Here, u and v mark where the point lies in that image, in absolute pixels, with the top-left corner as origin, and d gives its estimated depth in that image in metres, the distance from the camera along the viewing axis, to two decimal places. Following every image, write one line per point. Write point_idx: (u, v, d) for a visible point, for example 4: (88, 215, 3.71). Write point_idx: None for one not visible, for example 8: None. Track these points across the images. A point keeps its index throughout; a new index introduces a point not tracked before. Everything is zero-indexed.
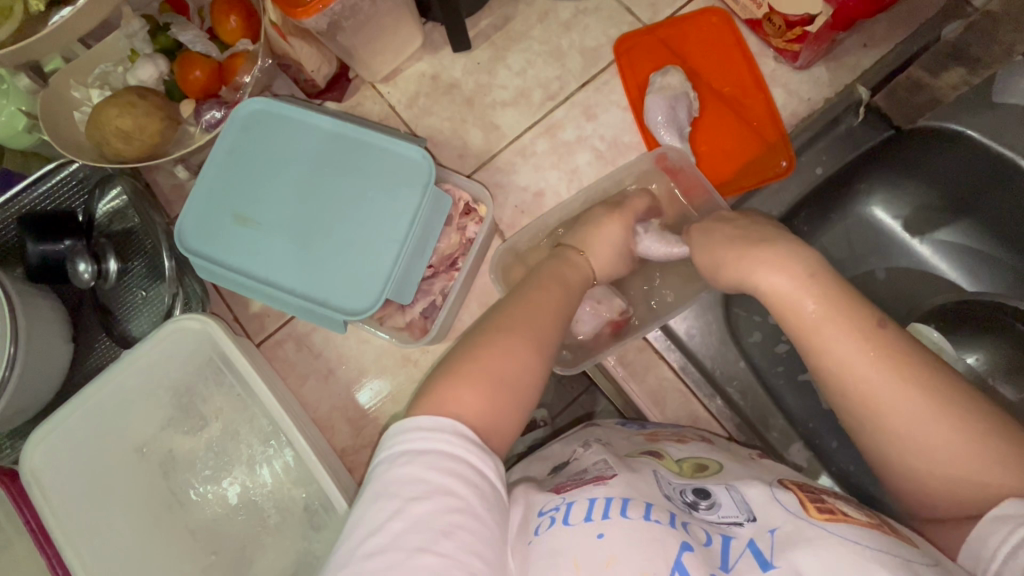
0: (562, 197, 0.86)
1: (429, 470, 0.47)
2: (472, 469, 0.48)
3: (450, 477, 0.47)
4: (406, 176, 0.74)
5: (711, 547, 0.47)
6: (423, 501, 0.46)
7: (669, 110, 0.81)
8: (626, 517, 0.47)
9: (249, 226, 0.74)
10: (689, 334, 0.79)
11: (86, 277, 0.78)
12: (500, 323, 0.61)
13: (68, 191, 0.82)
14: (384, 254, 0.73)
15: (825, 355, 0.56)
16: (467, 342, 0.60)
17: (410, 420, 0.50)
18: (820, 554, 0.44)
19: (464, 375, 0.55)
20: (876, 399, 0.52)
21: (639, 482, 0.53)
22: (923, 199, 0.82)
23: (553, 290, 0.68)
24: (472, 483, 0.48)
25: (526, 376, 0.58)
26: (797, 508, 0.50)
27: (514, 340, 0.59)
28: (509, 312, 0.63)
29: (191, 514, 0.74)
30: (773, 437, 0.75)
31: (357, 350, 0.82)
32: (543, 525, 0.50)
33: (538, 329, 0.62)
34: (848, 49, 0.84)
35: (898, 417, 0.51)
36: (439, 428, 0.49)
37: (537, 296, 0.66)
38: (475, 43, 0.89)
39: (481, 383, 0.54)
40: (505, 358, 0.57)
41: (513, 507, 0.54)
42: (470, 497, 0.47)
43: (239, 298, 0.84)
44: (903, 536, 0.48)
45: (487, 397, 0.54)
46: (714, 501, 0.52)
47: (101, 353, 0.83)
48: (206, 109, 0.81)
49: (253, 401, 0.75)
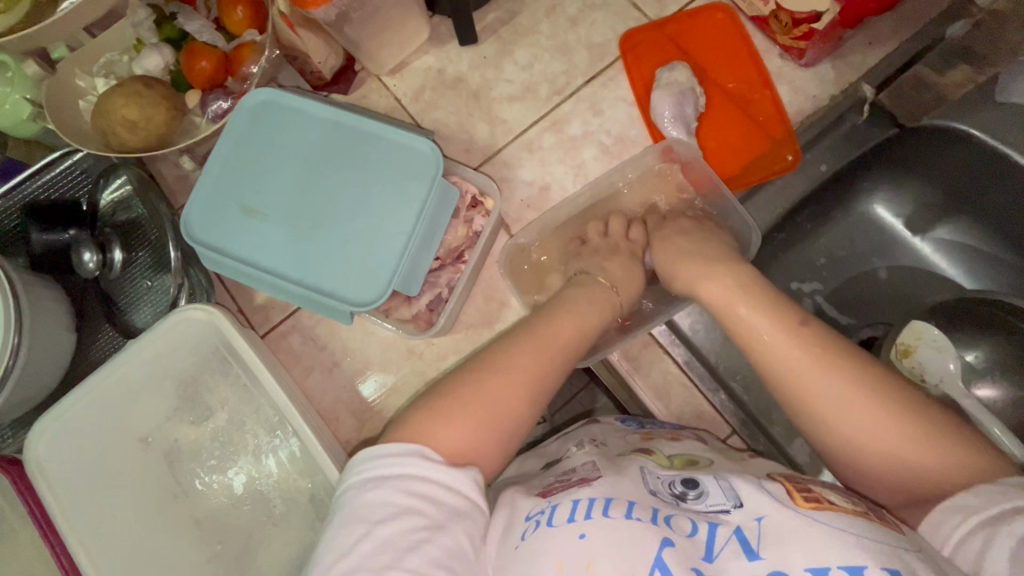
0: (568, 191, 0.86)
1: (395, 491, 0.50)
2: (440, 487, 0.51)
3: (416, 497, 0.50)
4: (413, 167, 0.74)
5: (697, 537, 0.47)
6: (390, 522, 0.48)
7: (676, 105, 0.81)
8: (607, 517, 0.49)
9: (254, 216, 0.74)
10: (694, 330, 0.81)
11: (91, 266, 0.78)
12: (499, 364, 0.60)
13: (72, 180, 0.82)
14: (391, 246, 0.73)
15: (795, 370, 0.58)
16: (466, 376, 0.59)
17: (378, 448, 0.53)
18: (805, 545, 0.45)
19: (444, 408, 0.56)
20: (841, 410, 0.55)
21: (624, 482, 0.53)
22: (924, 197, 0.83)
23: (573, 325, 0.66)
24: (438, 499, 0.50)
25: (516, 426, 0.58)
26: (783, 497, 0.50)
27: (512, 386, 0.58)
28: (516, 351, 0.62)
29: (197, 504, 0.74)
30: (776, 431, 0.78)
31: (362, 342, 0.82)
32: (528, 529, 0.51)
33: (540, 374, 0.61)
34: (855, 47, 0.83)
35: (853, 422, 0.54)
36: (406, 453, 0.52)
37: (547, 336, 0.64)
38: (481, 37, 0.89)
39: (464, 415, 0.55)
40: (497, 401, 0.57)
41: (499, 512, 0.55)
42: (436, 513, 0.49)
43: (243, 290, 0.84)
44: (891, 523, 0.48)
45: (468, 430, 0.55)
46: (703, 491, 0.53)
47: (105, 343, 0.83)
48: (213, 99, 0.81)
49: (258, 393, 0.75)
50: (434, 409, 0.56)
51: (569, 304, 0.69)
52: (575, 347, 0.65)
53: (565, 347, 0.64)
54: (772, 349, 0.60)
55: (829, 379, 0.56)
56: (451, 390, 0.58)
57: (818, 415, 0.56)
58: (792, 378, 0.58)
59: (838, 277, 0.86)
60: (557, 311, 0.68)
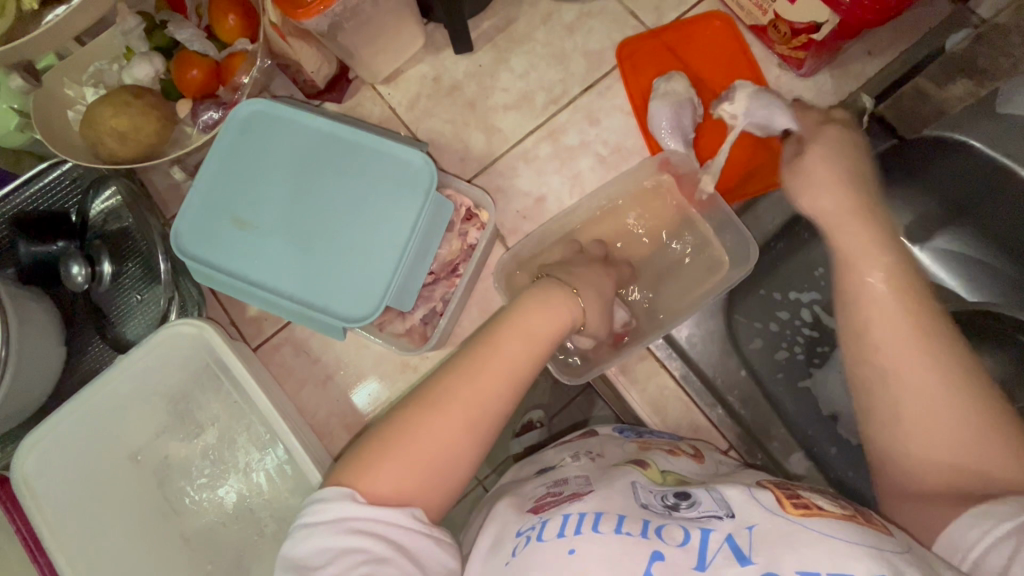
0: (564, 203, 0.85)
1: (334, 533, 0.49)
2: (378, 522, 0.50)
3: (355, 535, 0.49)
4: (404, 179, 0.73)
5: (689, 546, 0.46)
6: (330, 566, 0.47)
7: (674, 117, 0.80)
8: (597, 532, 0.48)
9: (246, 229, 0.73)
10: (690, 342, 0.79)
11: (79, 280, 0.76)
12: (433, 394, 0.57)
13: (62, 191, 0.81)
14: (383, 260, 0.72)
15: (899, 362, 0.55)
16: (404, 407, 0.57)
17: (315, 494, 0.52)
18: (797, 551, 0.44)
19: (386, 453, 0.54)
20: (925, 410, 0.52)
21: (616, 495, 0.53)
22: (923, 208, 0.82)
23: (512, 343, 0.61)
24: (378, 532, 0.49)
25: (455, 458, 0.55)
26: (773, 506, 0.49)
27: (447, 418, 0.55)
28: (459, 372, 0.58)
29: (186, 522, 0.73)
30: (773, 447, 0.76)
31: (356, 355, 0.81)
32: (519, 546, 0.50)
33: (473, 403, 0.56)
34: (854, 57, 0.83)
35: (931, 425, 0.52)
36: (339, 497, 0.51)
37: (484, 362, 0.59)
38: (477, 45, 0.88)
39: (400, 464, 0.53)
40: (428, 434, 0.54)
41: (490, 527, 0.55)
42: (377, 547, 0.48)
43: (236, 302, 0.83)
44: (877, 525, 0.48)
45: (404, 479, 0.53)
46: (695, 501, 0.52)
47: (94, 356, 0.82)
48: (203, 110, 0.80)
49: (249, 409, 0.74)
50: (372, 441, 0.55)
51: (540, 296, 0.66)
52: (514, 369, 0.59)
53: (514, 385, 0.59)
54: (886, 338, 0.56)
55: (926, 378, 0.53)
56: (393, 420, 0.56)
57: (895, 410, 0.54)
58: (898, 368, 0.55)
59: None
60: (524, 301, 0.66)
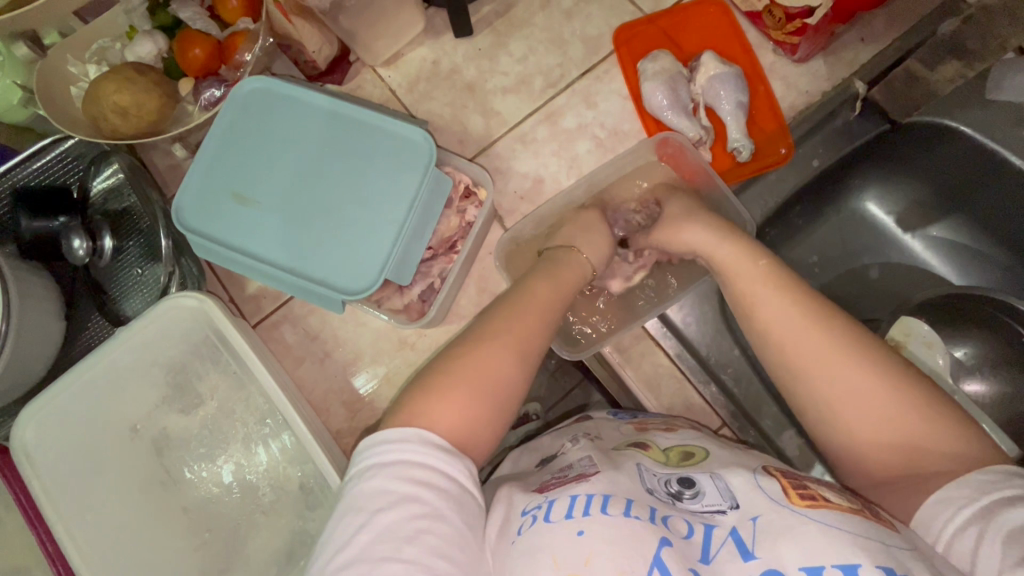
0: (561, 184, 0.86)
1: (392, 479, 0.48)
2: (438, 474, 0.49)
3: (414, 484, 0.48)
4: (406, 157, 0.74)
5: (693, 539, 0.46)
6: (388, 511, 0.47)
7: (670, 93, 0.81)
8: (606, 514, 0.47)
9: (246, 205, 0.74)
10: (685, 323, 0.81)
11: (81, 253, 0.78)
12: (479, 331, 0.61)
13: (64, 166, 0.82)
14: (383, 236, 0.73)
15: (855, 364, 0.54)
16: (452, 351, 0.59)
17: (378, 436, 0.52)
18: (799, 545, 0.43)
19: (441, 390, 0.55)
20: (872, 412, 0.52)
21: (622, 478, 0.52)
22: (916, 195, 0.84)
23: (536, 287, 0.68)
24: (436, 484, 0.48)
25: (506, 384, 0.58)
26: (779, 495, 0.48)
27: (494, 348, 0.59)
28: (496, 320, 0.63)
29: (184, 493, 0.74)
30: (765, 424, 0.77)
31: (354, 333, 0.82)
32: (525, 525, 0.49)
33: (523, 334, 0.61)
34: (848, 43, 0.84)
35: (874, 428, 0.52)
36: (404, 439, 0.50)
37: (518, 301, 0.65)
38: (477, 29, 0.89)
39: (458, 393, 0.55)
40: (480, 362, 0.57)
41: (496, 507, 0.54)
42: (436, 501, 0.47)
43: (235, 279, 0.83)
44: (883, 520, 0.47)
45: (465, 408, 0.54)
46: (699, 490, 0.52)
47: (94, 332, 0.82)
48: (205, 87, 0.81)
49: (250, 380, 0.75)
50: (419, 392, 0.55)
51: (548, 271, 0.71)
52: (548, 306, 0.66)
53: (548, 331, 0.64)
54: (829, 370, 0.55)
55: (875, 391, 0.53)
56: (430, 372, 0.57)
57: (844, 428, 0.54)
58: (873, 355, 0.54)
59: (829, 275, 0.86)
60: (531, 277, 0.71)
